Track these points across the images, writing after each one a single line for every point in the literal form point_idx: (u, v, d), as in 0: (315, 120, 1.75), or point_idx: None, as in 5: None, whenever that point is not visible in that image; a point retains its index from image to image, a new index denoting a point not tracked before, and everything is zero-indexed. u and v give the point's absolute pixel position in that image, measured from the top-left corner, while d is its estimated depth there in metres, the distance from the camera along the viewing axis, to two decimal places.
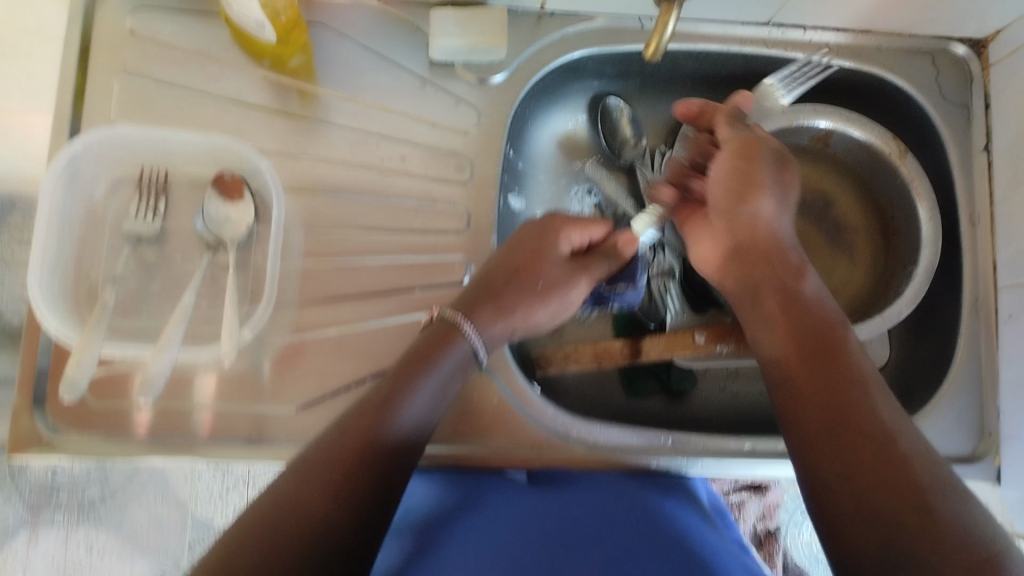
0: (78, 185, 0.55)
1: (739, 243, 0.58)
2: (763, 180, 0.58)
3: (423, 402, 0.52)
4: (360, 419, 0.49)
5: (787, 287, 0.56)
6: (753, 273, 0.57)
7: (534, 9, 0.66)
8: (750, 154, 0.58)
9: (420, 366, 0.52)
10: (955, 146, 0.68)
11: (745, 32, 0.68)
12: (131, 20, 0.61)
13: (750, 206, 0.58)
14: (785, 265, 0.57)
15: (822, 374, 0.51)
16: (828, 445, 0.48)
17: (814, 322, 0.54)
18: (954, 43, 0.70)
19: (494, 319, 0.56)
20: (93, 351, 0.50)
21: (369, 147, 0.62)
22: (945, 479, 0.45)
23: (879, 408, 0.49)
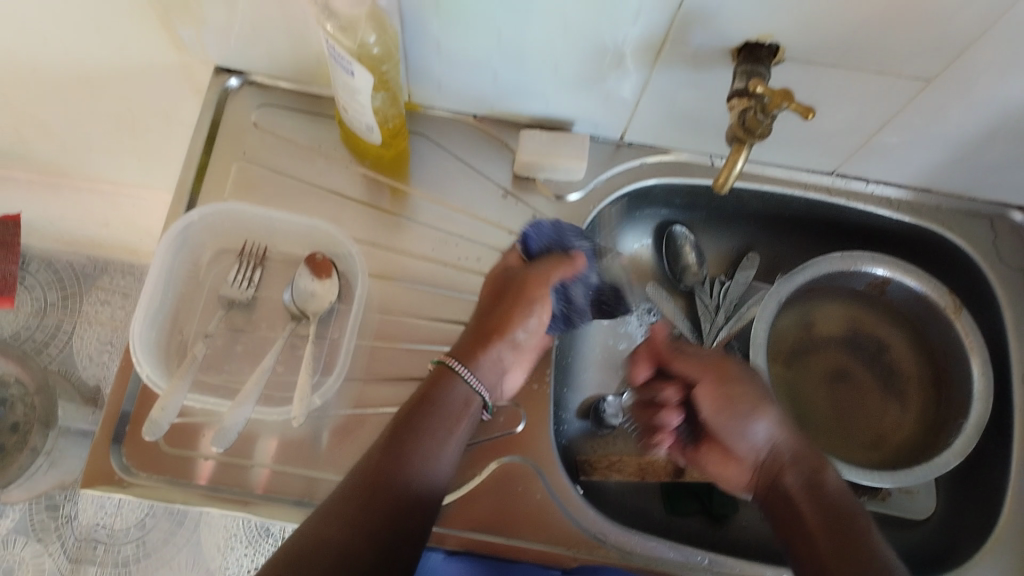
0: (186, 249, 0.61)
1: (761, 456, 0.60)
2: (744, 391, 0.60)
3: (447, 454, 0.56)
4: (376, 462, 0.53)
5: (805, 482, 0.58)
6: (773, 479, 0.59)
7: (614, 138, 0.72)
8: (728, 380, 0.60)
9: (450, 418, 0.57)
10: (1011, 308, 0.70)
11: (809, 178, 0.73)
12: (257, 114, 0.69)
13: (763, 419, 0.59)
14: (811, 461, 0.58)
15: (851, 562, 0.52)
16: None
17: (848, 515, 0.55)
18: (1012, 209, 0.73)
19: (487, 350, 0.60)
20: (177, 399, 0.55)
21: (449, 245, 0.68)
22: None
23: None
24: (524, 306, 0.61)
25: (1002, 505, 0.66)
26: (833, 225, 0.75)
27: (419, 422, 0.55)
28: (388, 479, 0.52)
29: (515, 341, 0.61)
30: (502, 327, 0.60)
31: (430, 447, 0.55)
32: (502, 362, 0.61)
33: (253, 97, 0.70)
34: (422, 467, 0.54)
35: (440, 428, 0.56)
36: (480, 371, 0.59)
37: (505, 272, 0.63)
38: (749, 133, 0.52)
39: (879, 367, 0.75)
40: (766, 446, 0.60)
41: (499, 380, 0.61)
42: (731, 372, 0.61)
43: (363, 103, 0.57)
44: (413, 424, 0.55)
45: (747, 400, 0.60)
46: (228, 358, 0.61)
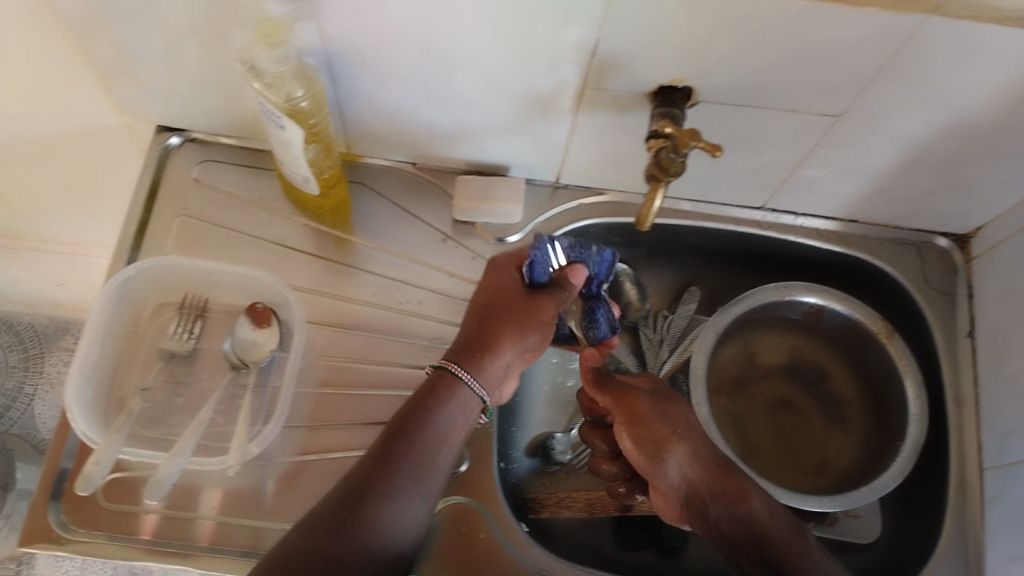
0: (126, 304, 0.62)
1: (688, 489, 0.59)
2: (656, 429, 0.59)
3: (421, 503, 0.54)
4: (348, 507, 0.51)
5: (734, 511, 0.57)
6: (705, 510, 0.58)
7: (550, 181, 0.74)
8: (640, 419, 0.60)
9: (440, 435, 0.55)
10: (941, 330, 0.72)
11: (740, 213, 0.75)
12: (199, 170, 0.71)
13: (674, 457, 0.58)
14: (729, 493, 0.58)
15: None
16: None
17: (775, 548, 0.55)
18: (937, 235, 0.75)
19: (491, 356, 0.57)
20: (111, 453, 0.55)
21: (390, 290, 0.69)
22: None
23: None
24: (527, 315, 0.59)
25: (941, 524, 0.66)
26: (768, 258, 0.77)
27: (407, 451, 0.54)
28: (367, 517, 0.51)
29: (524, 348, 0.59)
30: (501, 333, 0.58)
31: (398, 491, 0.52)
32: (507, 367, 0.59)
33: (195, 154, 0.71)
34: (395, 518, 0.52)
35: (421, 454, 0.54)
36: (483, 377, 0.57)
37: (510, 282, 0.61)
38: (664, 171, 0.54)
39: (820, 395, 0.77)
40: (683, 484, 0.59)
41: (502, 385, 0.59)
42: (640, 410, 0.60)
43: (296, 155, 0.59)
44: (400, 453, 0.53)
45: (659, 438, 0.59)
46: (167, 411, 0.61)
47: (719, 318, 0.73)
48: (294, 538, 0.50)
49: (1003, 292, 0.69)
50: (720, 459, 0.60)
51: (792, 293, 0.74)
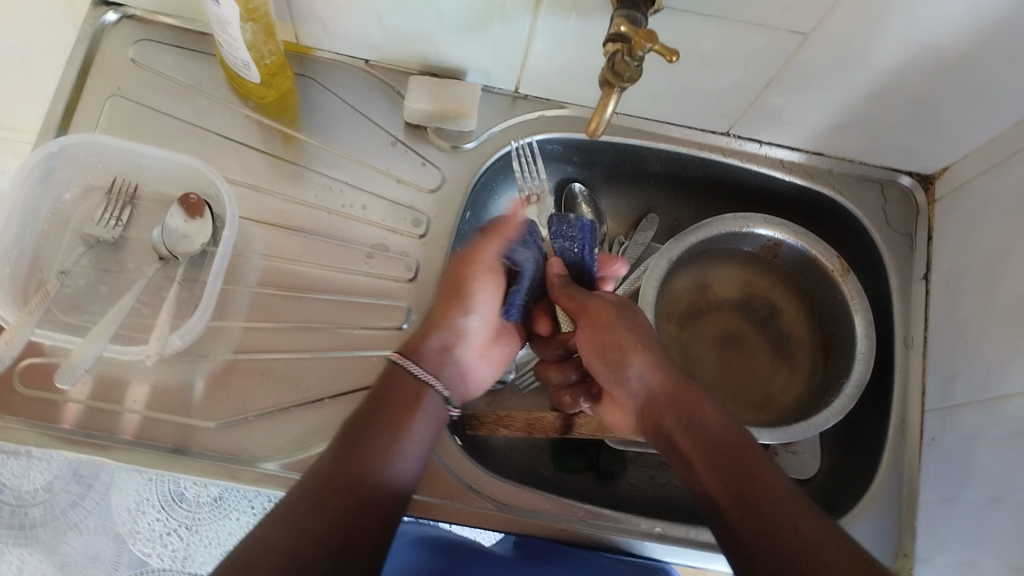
0: (49, 183, 0.59)
1: (645, 396, 0.57)
2: (616, 334, 0.58)
3: (416, 456, 0.55)
4: (349, 457, 0.51)
5: (687, 418, 0.54)
6: (660, 417, 0.56)
7: (509, 90, 0.71)
8: (602, 324, 0.58)
9: (404, 407, 0.55)
10: (896, 272, 0.71)
11: (705, 138, 0.72)
12: (135, 50, 0.67)
13: (635, 362, 0.57)
14: (682, 400, 0.55)
15: (739, 492, 0.49)
16: (750, 547, 0.47)
17: (718, 445, 0.52)
18: (902, 174, 0.74)
19: (429, 344, 0.58)
20: (24, 333, 0.52)
21: (333, 193, 0.66)
22: (861, 556, 0.45)
23: (798, 520, 0.47)
24: (462, 292, 0.59)
25: (876, 466, 0.67)
26: (729, 187, 0.75)
27: (385, 419, 0.53)
28: (359, 475, 0.50)
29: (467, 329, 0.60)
30: (444, 320, 0.59)
31: (389, 444, 0.53)
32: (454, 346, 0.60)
33: (132, 32, 0.67)
34: (395, 468, 0.53)
35: (406, 415, 0.55)
36: (422, 359, 0.57)
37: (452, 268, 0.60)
38: (619, 77, 0.51)
39: (770, 330, 0.76)
40: (643, 390, 0.57)
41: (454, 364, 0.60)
42: (597, 316, 0.58)
43: (234, 36, 0.55)
44: (378, 420, 0.53)
45: (620, 343, 0.57)
46: (91, 298, 0.58)
47: (675, 247, 0.71)
48: (291, 496, 0.49)
49: (962, 235, 0.67)
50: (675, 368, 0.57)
51: (750, 224, 0.72)
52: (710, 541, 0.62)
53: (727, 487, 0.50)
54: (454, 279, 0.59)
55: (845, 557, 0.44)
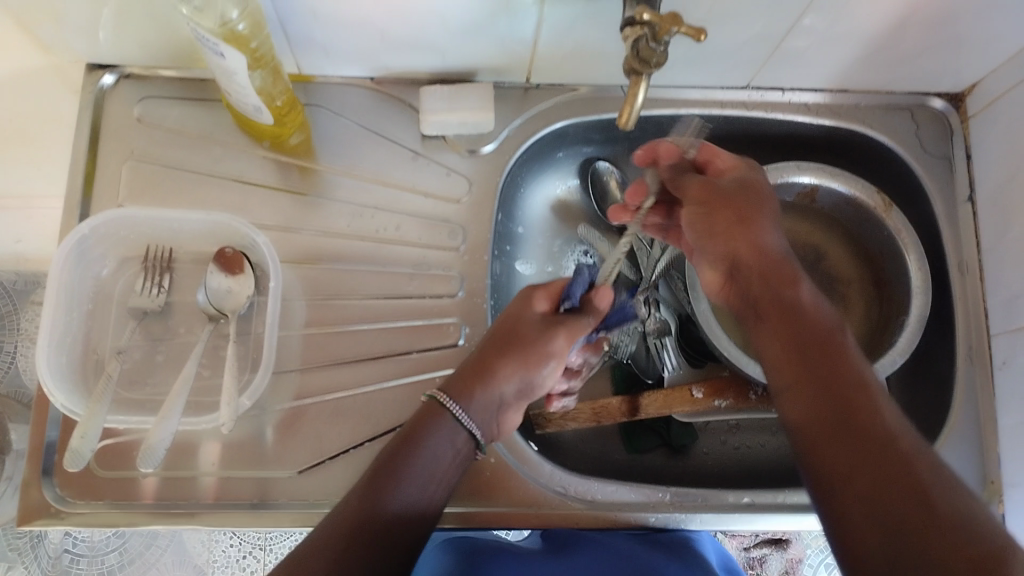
0: (85, 264, 0.58)
1: (733, 264, 0.56)
2: (725, 210, 0.56)
3: (452, 467, 0.54)
4: (387, 471, 0.50)
5: (783, 298, 0.53)
6: (751, 291, 0.55)
7: (520, 82, 0.69)
8: (714, 193, 0.57)
9: (454, 436, 0.53)
10: (941, 198, 0.70)
11: (725, 95, 0.71)
12: (140, 108, 0.65)
13: (759, 232, 0.55)
14: (779, 276, 0.54)
15: (829, 384, 0.48)
16: (829, 448, 0.46)
17: (819, 330, 0.51)
18: (931, 97, 0.72)
19: (484, 392, 0.55)
20: (96, 423, 0.52)
21: (364, 219, 0.65)
22: (951, 477, 0.43)
23: (882, 412, 0.46)
24: (524, 345, 0.56)
25: (950, 398, 0.66)
26: (755, 138, 0.74)
27: (426, 436, 0.52)
28: (395, 492, 0.50)
29: (515, 386, 0.56)
30: (498, 369, 0.55)
31: (433, 461, 0.52)
32: (505, 402, 0.56)
33: (132, 90, 0.66)
34: (435, 480, 0.52)
35: (456, 431, 0.54)
36: (472, 409, 0.54)
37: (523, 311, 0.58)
38: (645, 63, 0.51)
39: (819, 275, 0.75)
40: (730, 261, 0.56)
41: (496, 420, 0.56)
42: (721, 195, 0.56)
43: (242, 84, 0.54)
44: (421, 436, 0.52)
45: (731, 221, 0.56)
46: (149, 369, 0.58)
47: None
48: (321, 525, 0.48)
49: (1002, 151, 0.66)
50: (789, 257, 0.55)
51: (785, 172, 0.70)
52: (798, 503, 0.62)
53: (816, 386, 0.49)
54: (515, 336, 0.57)
55: (936, 475, 0.43)
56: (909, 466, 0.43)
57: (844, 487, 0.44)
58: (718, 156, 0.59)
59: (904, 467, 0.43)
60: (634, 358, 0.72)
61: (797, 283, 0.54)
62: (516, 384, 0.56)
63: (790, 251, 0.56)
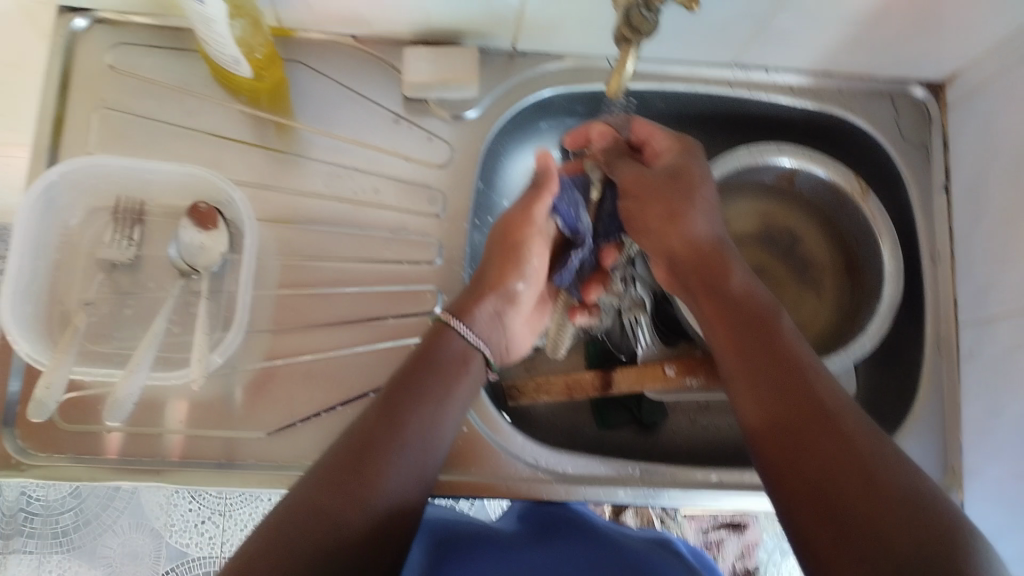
0: (54, 212, 0.56)
1: (671, 259, 0.58)
2: (657, 208, 0.58)
3: (449, 421, 0.53)
4: (375, 431, 0.49)
5: (720, 290, 0.54)
6: (696, 284, 0.56)
7: (505, 48, 0.68)
8: (662, 183, 0.59)
9: (447, 377, 0.54)
10: (916, 185, 0.71)
11: (711, 72, 0.70)
12: (112, 56, 0.63)
13: (689, 219, 0.57)
14: (708, 269, 0.55)
15: (766, 368, 0.49)
16: (772, 440, 0.46)
17: (755, 316, 0.52)
18: (912, 85, 0.72)
19: (480, 305, 0.57)
20: (61, 375, 0.51)
21: (343, 180, 0.64)
22: (893, 450, 0.44)
23: (827, 392, 0.47)
24: (517, 247, 0.59)
25: (918, 384, 0.67)
26: (738, 117, 0.74)
27: (420, 388, 0.52)
28: (383, 458, 0.47)
29: (512, 297, 0.59)
30: (494, 284, 0.58)
31: (430, 417, 0.51)
32: (501, 313, 0.59)
33: (105, 36, 0.64)
34: (426, 436, 0.50)
35: (446, 389, 0.53)
36: (474, 326, 0.57)
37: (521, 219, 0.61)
38: (636, 31, 0.50)
39: (793, 259, 0.76)
40: (667, 252, 0.58)
41: (495, 327, 0.59)
42: (648, 188, 0.58)
43: (221, 33, 0.52)
44: (414, 390, 0.51)
45: (663, 216, 0.57)
46: (117, 323, 0.57)
47: None
48: (296, 488, 0.46)
49: (980, 141, 0.67)
50: (720, 246, 0.57)
51: (766, 155, 0.71)
52: (765, 483, 0.62)
53: (763, 374, 0.49)
54: (510, 240, 0.59)
55: (875, 446, 0.44)
56: (854, 449, 0.43)
57: (788, 476, 0.45)
58: (652, 135, 0.62)
59: (843, 446, 0.44)
60: (609, 334, 0.72)
61: (730, 272, 0.55)
62: (509, 288, 0.59)
63: (721, 240, 0.57)
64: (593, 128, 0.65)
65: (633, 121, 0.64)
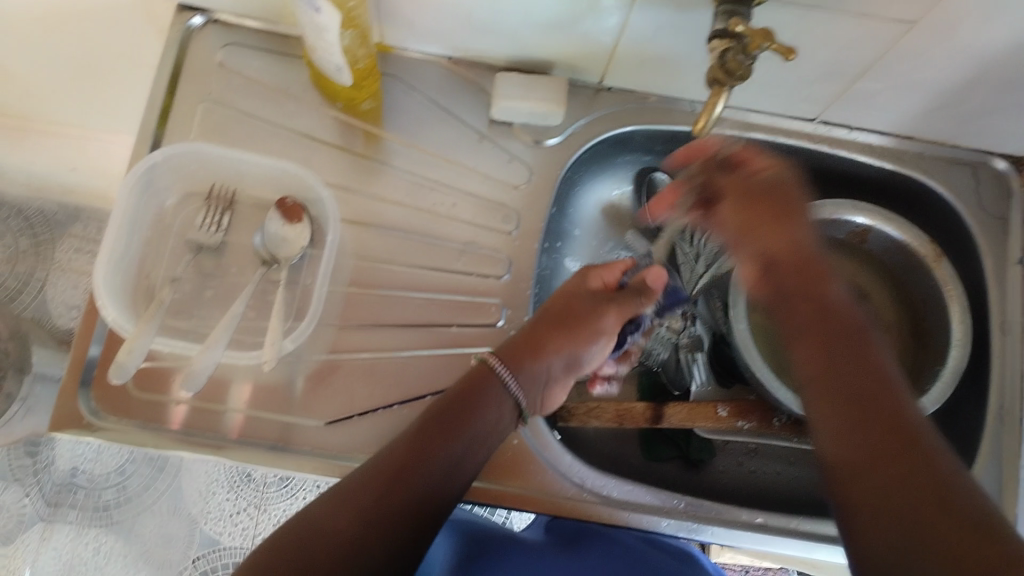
0: (151, 192, 0.60)
1: (767, 260, 0.54)
2: (762, 217, 0.55)
3: (467, 450, 0.52)
4: (390, 457, 0.49)
5: (812, 295, 0.51)
6: (785, 284, 0.52)
7: (593, 82, 0.70)
8: (770, 194, 0.55)
9: (470, 408, 0.53)
10: (991, 255, 0.70)
11: (792, 125, 0.71)
12: (222, 54, 0.67)
13: (796, 228, 0.54)
14: (809, 274, 0.52)
15: (852, 379, 0.46)
16: (851, 452, 0.43)
17: (847, 330, 0.48)
18: (994, 157, 0.72)
19: (534, 362, 0.57)
20: (144, 342, 0.54)
21: (423, 191, 0.67)
22: (977, 484, 0.41)
23: (914, 417, 0.44)
24: (576, 318, 0.59)
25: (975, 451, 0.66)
26: (815, 172, 0.74)
27: (443, 420, 0.51)
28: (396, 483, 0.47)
29: (564, 361, 0.59)
30: (548, 346, 0.58)
31: (448, 446, 0.51)
32: (553, 378, 0.58)
33: (218, 35, 0.67)
34: (445, 468, 0.50)
35: (465, 418, 0.52)
36: (521, 373, 0.56)
37: (585, 292, 0.61)
38: (730, 74, 0.52)
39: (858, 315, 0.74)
40: (763, 254, 0.54)
41: (543, 391, 0.58)
42: (755, 191, 0.55)
43: (330, 42, 0.55)
44: (438, 422, 0.51)
45: (773, 219, 0.54)
46: (198, 302, 0.60)
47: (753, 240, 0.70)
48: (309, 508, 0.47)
49: None
50: (819, 255, 0.53)
51: (841, 212, 0.71)
52: (811, 531, 0.62)
53: (851, 387, 0.45)
54: (569, 314, 0.60)
55: (956, 478, 0.40)
56: (940, 478, 0.40)
57: (856, 492, 0.42)
58: (750, 151, 0.58)
59: (925, 472, 0.41)
60: (665, 367, 0.73)
61: (826, 279, 0.52)
62: (564, 359, 0.59)
63: (822, 251, 0.53)
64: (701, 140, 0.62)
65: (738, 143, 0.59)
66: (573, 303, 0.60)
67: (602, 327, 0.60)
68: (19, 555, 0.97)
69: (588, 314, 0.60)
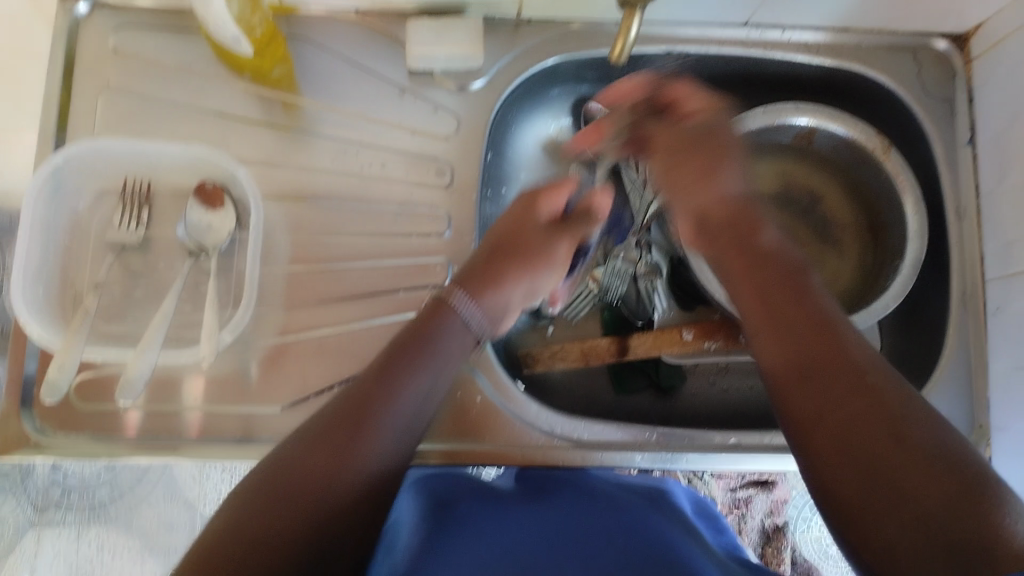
0: (63, 195, 0.57)
1: (700, 216, 0.55)
2: (687, 169, 0.56)
3: (418, 395, 0.49)
4: (345, 414, 0.46)
5: (743, 245, 0.53)
6: (721, 240, 0.54)
7: (511, 17, 0.67)
8: (698, 138, 0.57)
9: (417, 348, 0.50)
10: (940, 141, 0.68)
11: (723, 33, 0.68)
12: (115, 39, 0.63)
13: (723, 174, 0.55)
14: (738, 227, 0.53)
15: (789, 323, 0.48)
16: (800, 393, 0.45)
17: (778, 283, 0.50)
18: (935, 38, 0.70)
19: (493, 293, 0.56)
20: (75, 357, 0.51)
21: (349, 154, 0.64)
22: (921, 404, 0.43)
23: (852, 348, 0.46)
24: (526, 247, 0.59)
25: (944, 340, 0.65)
26: (756, 77, 0.72)
27: (398, 366, 0.49)
28: (353, 442, 0.44)
29: (523, 287, 0.58)
30: (509, 275, 0.57)
31: (398, 400, 0.47)
32: (512, 307, 0.58)
33: (110, 20, 0.64)
34: (402, 427, 0.47)
35: (413, 363, 0.49)
36: (484, 303, 0.55)
37: (533, 218, 0.60)
38: None
39: (813, 219, 0.74)
40: (693, 211, 0.56)
41: (501, 322, 0.58)
42: (679, 143, 0.57)
43: (220, 8, 0.52)
44: (392, 367, 0.49)
45: (696, 175, 0.55)
46: (129, 304, 0.57)
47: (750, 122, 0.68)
48: (270, 464, 0.44)
49: (1004, 93, 0.64)
50: (752, 201, 0.55)
51: (782, 116, 0.69)
52: None
53: (787, 337, 0.47)
54: (521, 243, 0.59)
55: (913, 415, 0.42)
56: (885, 406, 0.42)
57: (813, 438, 0.44)
58: (686, 94, 0.60)
59: (878, 406, 0.43)
60: (625, 300, 0.71)
61: (757, 227, 0.54)
62: (524, 288, 0.59)
63: (752, 196, 0.55)
64: (624, 82, 0.64)
65: (669, 83, 0.61)
66: (518, 228, 0.59)
67: (553, 257, 0.60)
68: (13, 567, 0.92)
69: (535, 244, 0.59)
